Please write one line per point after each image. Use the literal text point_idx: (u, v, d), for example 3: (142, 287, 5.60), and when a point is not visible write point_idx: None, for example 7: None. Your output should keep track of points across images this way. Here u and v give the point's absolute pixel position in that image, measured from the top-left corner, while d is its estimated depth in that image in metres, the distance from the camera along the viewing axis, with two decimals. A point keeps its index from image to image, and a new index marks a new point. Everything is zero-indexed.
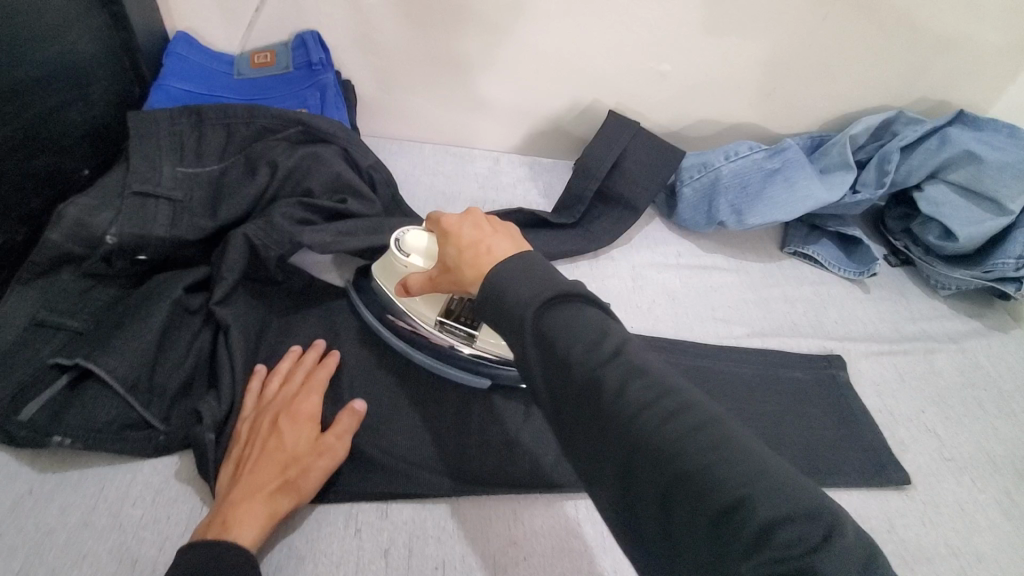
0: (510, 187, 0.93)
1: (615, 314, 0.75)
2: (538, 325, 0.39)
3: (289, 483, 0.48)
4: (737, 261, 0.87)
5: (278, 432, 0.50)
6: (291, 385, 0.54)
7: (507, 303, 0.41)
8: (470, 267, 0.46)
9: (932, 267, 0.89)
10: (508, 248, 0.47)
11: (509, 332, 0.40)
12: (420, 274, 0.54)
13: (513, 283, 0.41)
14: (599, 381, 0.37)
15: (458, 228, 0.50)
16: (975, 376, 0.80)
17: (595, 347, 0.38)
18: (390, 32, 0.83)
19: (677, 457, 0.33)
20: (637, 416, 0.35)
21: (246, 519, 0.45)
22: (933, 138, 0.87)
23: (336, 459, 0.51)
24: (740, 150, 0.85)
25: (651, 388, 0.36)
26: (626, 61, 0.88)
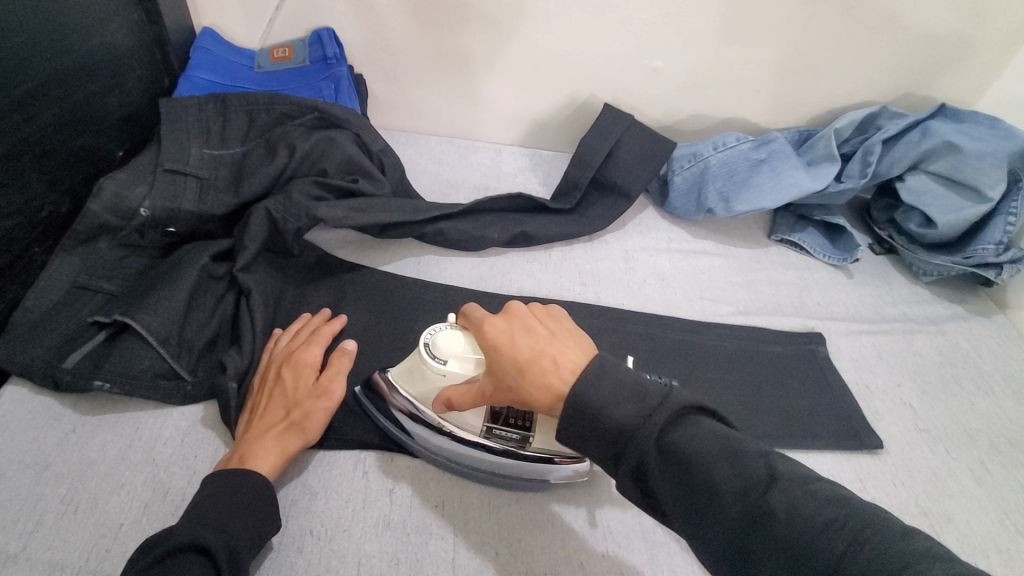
0: (512, 176, 0.98)
1: (608, 292, 0.80)
2: (647, 444, 0.42)
3: (292, 423, 0.53)
4: (726, 247, 0.91)
5: (282, 381, 0.55)
6: (297, 340, 0.59)
7: (608, 427, 0.44)
8: (536, 385, 0.47)
9: (914, 253, 0.93)
10: (573, 357, 0.49)
11: (620, 453, 0.43)
12: (470, 386, 0.53)
13: (597, 396, 0.44)
14: (701, 481, 0.41)
15: (511, 339, 0.50)
16: (954, 357, 0.83)
17: (690, 445, 0.42)
18: (399, 29, 0.89)
19: (782, 522, 0.38)
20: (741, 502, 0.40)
21: (258, 455, 0.50)
22: (914, 131, 0.92)
23: (334, 400, 0.55)
24: (729, 141, 0.90)
25: (729, 464, 0.41)
26: (621, 58, 0.93)
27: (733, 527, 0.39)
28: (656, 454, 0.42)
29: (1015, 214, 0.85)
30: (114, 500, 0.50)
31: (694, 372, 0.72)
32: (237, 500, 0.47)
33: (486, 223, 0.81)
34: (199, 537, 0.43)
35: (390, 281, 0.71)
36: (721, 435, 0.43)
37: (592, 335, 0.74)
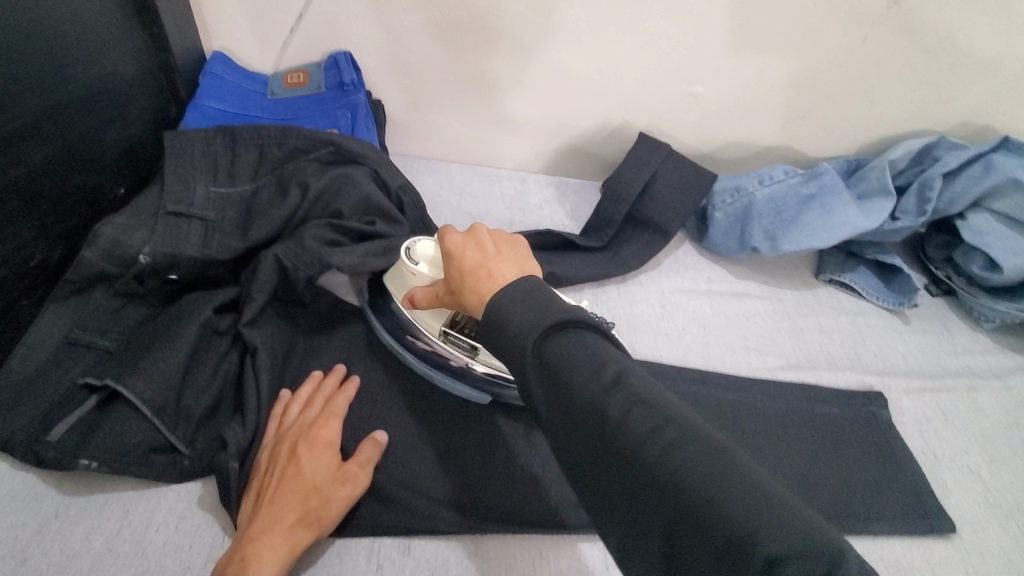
0: (537, 208, 0.92)
1: (644, 342, 0.74)
2: (526, 352, 0.39)
3: (310, 513, 0.47)
4: (771, 289, 0.84)
5: (298, 462, 0.49)
6: (310, 411, 0.54)
7: (506, 333, 0.40)
8: (471, 287, 0.46)
9: (975, 298, 0.85)
10: (511, 272, 0.46)
11: (506, 360, 0.40)
12: (427, 291, 0.54)
13: (520, 292, 0.42)
14: (574, 393, 0.36)
15: (462, 248, 0.49)
16: (1022, 417, 0.76)
17: (569, 356, 0.38)
18: (421, 53, 0.84)
19: (652, 468, 0.33)
20: (614, 427, 0.35)
21: (269, 553, 0.44)
22: (976, 164, 0.83)
23: (358, 488, 0.50)
24: (775, 174, 0.83)
25: (605, 386, 0.36)
26: (657, 83, 0.87)
27: (603, 459, 0.35)
28: (536, 360, 0.39)
29: None
30: None
31: (743, 438, 0.65)
32: None
33: None
34: None
35: None
36: (599, 348, 0.38)
37: None
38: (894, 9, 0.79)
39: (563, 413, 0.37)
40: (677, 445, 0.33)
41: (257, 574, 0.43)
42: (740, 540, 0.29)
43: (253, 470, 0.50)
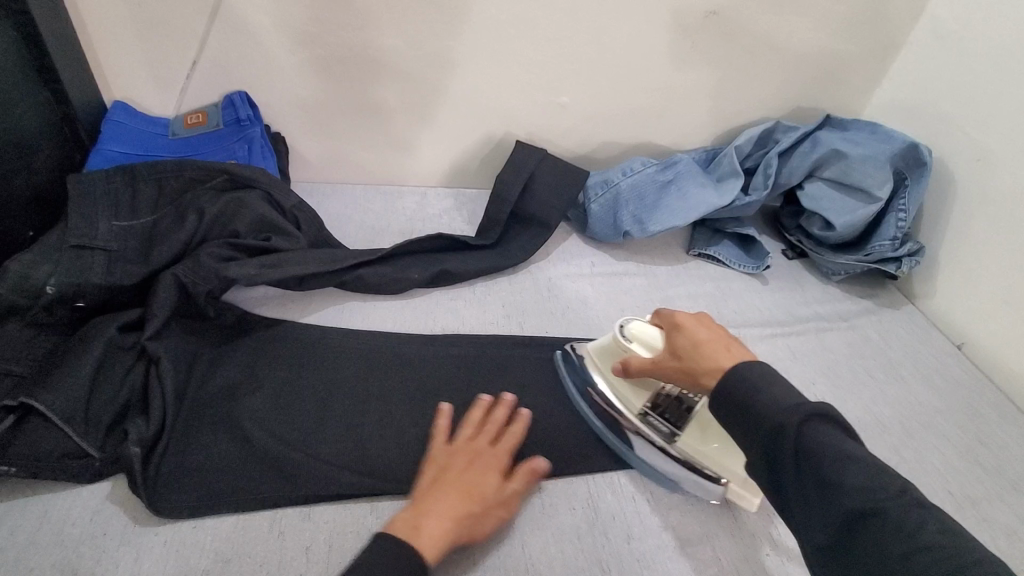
0: (437, 217, 1.02)
1: (532, 322, 0.83)
2: (784, 441, 0.45)
3: (472, 521, 0.55)
4: (647, 266, 0.95)
5: (477, 471, 0.57)
6: (506, 442, 0.61)
7: (755, 417, 0.47)
8: (709, 358, 0.54)
9: (822, 256, 0.98)
10: (743, 352, 0.55)
11: (756, 438, 0.47)
12: (643, 360, 0.63)
13: (748, 380, 0.49)
14: (824, 466, 0.43)
15: (697, 325, 0.58)
16: (866, 350, 0.87)
17: (823, 444, 0.44)
18: (312, 87, 0.92)
19: (888, 530, 0.40)
20: (851, 489, 0.42)
21: (433, 538, 0.51)
22: (805, 143, 0.98)
23: (508, 512, 0.58)
24: (635, 166, 0.96)
25: (862, 467, 0.43)
26: (531, 96, 0.98)
27: (828, 510, 0.43)
28: (781, 437, 0.45)
29: (904, 211, 0.91)
30: None
31: None
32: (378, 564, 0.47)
33: (407, 264, 0.82)
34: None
35: (311, 333, 0.72)
36: (845, 440, 0.45)
37: (517, 364, 0.75)
38: (713, 18, 0.93)
39: (803, 478, 0.44)
40: (928, 517, 0.40)
41: (422, 545, 0.50)
42: None
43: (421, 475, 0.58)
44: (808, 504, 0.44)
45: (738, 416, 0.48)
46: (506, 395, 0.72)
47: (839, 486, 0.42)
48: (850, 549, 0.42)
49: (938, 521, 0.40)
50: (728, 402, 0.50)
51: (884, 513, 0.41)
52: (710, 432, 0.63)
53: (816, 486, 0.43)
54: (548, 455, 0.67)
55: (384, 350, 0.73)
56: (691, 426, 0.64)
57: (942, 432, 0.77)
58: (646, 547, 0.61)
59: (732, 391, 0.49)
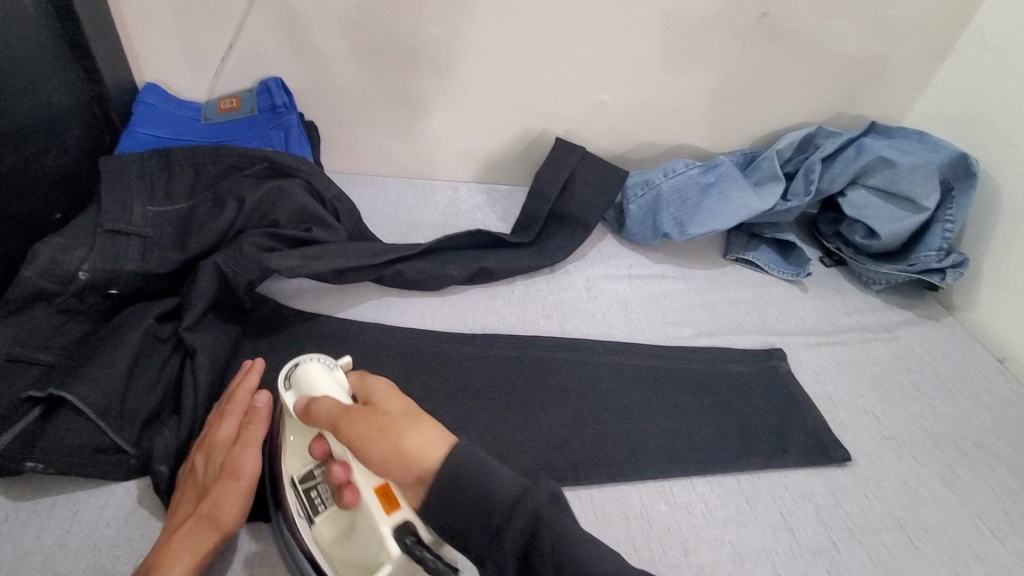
0: (470, 213, 0.99)
1: (572, 323, 0.80)
2: (508, 513, 0.44)
3: (204, 516, 0.49)
4: (685, 269, 0.93)
5: (197, 471, 0.52)
6: (234, 405, 0.55)
7: (473, 496, 0.44)
8: (400, 441, 0.46)
9: (863, 264, 0.96)
10: (433, 434, 0.47)
11: (474, 518, 0.44)
12: (328, 409, 0.50)
13: (478, 457, 0.46)
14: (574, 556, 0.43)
15: (385, 398, 0.50)
16: (911, 362, 0.84)
17: (561, 525, 0.44)
18: (349, 76, 0.90)
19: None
20: (550, 554, 0.43)
21: (168, 558, 0.47)
22: (850, 148, 0.95)
23: (250, 478, 0.52)
24: (677, 167, 0.94)
25: (563, 539, 0.43)
26: (571, 94, 0.96)
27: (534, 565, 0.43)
28: (531, 529, 0.44)
29: (951, 222, 0.89)
30: None
31: (661, 398, 0.72)
32: None
33: (446, 260, 0.80)
34: None
35: (351, 329, 0.70)
36: (555, 522, 0.44)
37: (562, 366, 0.73)
38: (764, 19, 0.91)
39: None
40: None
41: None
42: None
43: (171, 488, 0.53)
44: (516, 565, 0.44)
45: (478, 509, 0.44)
46: (552, 399, 0.69)
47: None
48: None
49: None
50: (457, 486, 0.44)
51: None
52: (349, 550, 0.50)
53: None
54: (596, 461, 0.64)
55: (426, 349, 0.71)
56: (334, 519, 0.52)
57: (992, 449, 0.75)
58: (704, 563, 0.59)
59: (466, 470, 0.45)
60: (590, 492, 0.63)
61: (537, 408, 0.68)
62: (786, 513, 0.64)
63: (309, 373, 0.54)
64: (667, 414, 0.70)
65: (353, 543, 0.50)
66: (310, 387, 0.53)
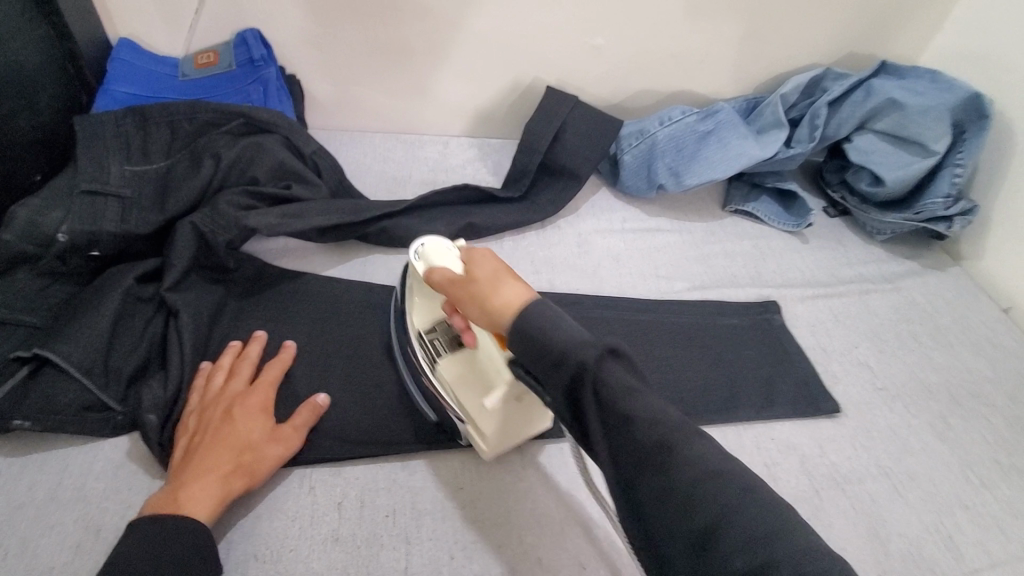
0: (459, 167, 0.97)
1: (561, 278, 0.79)
2: (573, 373, 0.41)
3: (241, 467, 0.52)
4: (680, 222, 0.90)
5: (234, 421, 0.54)
6: (269, 376, 0.59)
7: (545, 354, 0.43)
8: (494, 295, 0.48)
9: (866, 214, 0.92)
10: (518, 292, 0.48)
11: (542, 370, 0.43)
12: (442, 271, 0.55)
13: (546, 308, 0.45)
14: (631, 419, 0.40)
15: (482, 261, 0.52)
16: (911, 313, 0.82)
17: (619, 385, 0.41)
18: (331, 26, 0.86)
19: (688, 503, 0.38)
20: (637, 421, 0.40)
21: (200, 499, 0.49)
22: (858, 91, 0.91)
23: (289, 444, 0.55)
24: (673, 114, 0.90)
25: (643, 414, 0.40)
26: (563, 39, 0.92)
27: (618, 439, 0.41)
28: (580, 381, 0.41)
29: (961, 166, 0.85)
30: (43, 542, 0.49)
31: (649, 352, 0.71)
32: (148, 550, 0.45)
33: (433, 217, 0.79)
34: None
35: (335, 287, 0.70)
36: (625, 388, 0.41)
37: None
38: None
39: (625, 444, 0.40)
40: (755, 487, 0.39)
41: (193, 514, 0.48)
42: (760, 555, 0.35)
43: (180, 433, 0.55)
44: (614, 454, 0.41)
45: (532, 353, 0.44)
46: None
47: (645, 442, 0.40)
48: (655, 525, 0.39)
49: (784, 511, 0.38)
50: (522, 337, 0.44)
51: (676, 453, 0.39)
52: (467, 382, 0.56)
53: (630, 436, 0.40)
54: None
55: None
56: (457, 359, 0.57)
57: (991, 401, 0.73)
58: None
59: (530, 324, 0.44)
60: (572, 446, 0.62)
61: None
62: (769, 463, 0.64)
63: (431, 249, 0.59)
64: (654, 370, 0.69)
65: (478, 379, 0.55)
66: (430, 260, 0.58)
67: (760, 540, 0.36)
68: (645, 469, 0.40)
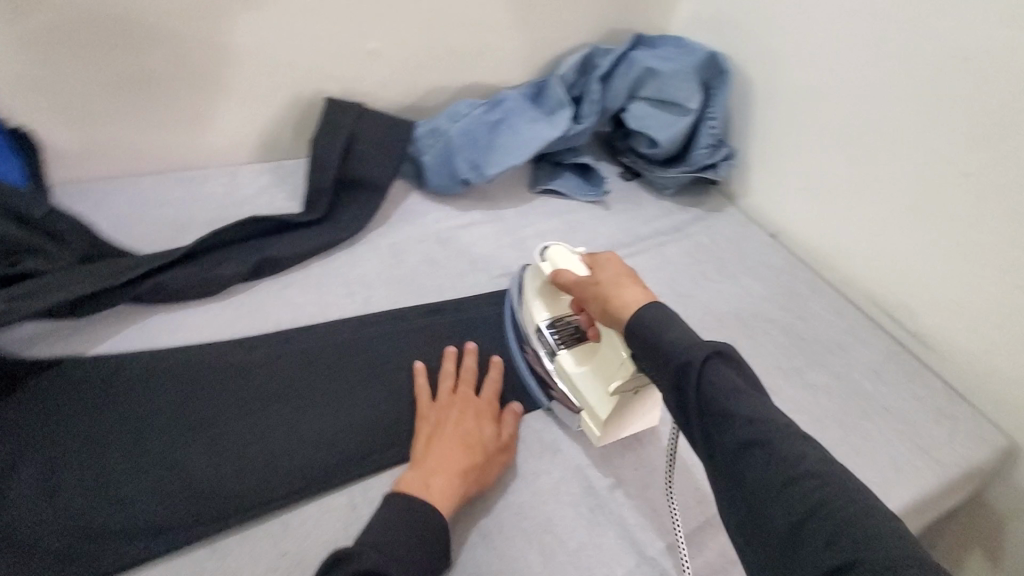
0: (253, 198, 0.89)
1: (379, 294, 0.76)
2: (687, 370, 0.48)
3: (475, 458, 0.57)
4: (493, 212, 0.92)
5: (459, 419, 0.60)
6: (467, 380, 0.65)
7: (674, 345, 0.50)
8: (614, 296, 0.57)
9: (653, 173, 1.02)
10: (638, 294, 0.56)
11: (657, 367, 0.50)
12: (570, 275, 0.64)
13: (660, 312, 0.52)
14: (729, 416, 0.46)
15: (602, 267, 0.61)
16: (701, 255, 0.93)
17: (725, 382, 0.47)
18: (47, 62, 0.73)
19: (780, 500, 0.43)
20: (738, 421, 0.46)
21: (442, 491, 0.54)
22: (622, 64, 0.99)
23: (511, 454, 0.61)
24: (461, 109, 0.91)
25: (737, 419, 0.46)
26: (335, 47, 0.88)
27: (726, 437, 0.46)
28: (683, 378, 0.48)
29: (714, 118, 0.96)
30: None
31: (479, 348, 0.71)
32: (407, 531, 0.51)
33: (220, 260, 0.72)
34: (371, 562, 0.47)
35: (109, 365, 0.61)
36: (727, 382, 0.47)
37: (368, 343, 0.68)
38: None
39: (717, 439, 0.46)
40: (850, 489, 0.42)
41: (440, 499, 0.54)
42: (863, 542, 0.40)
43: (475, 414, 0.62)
44: (722, 450, 0.46)
45: (649, 350, 0.51)
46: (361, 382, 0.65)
47: (744, 440, 0.45)
48: (755, 515, 0.44)
49: (876, 512, 0.41)
50: (651, 331, 0.51)
51: (783, 450, 0.44)
52: (594, 370, 0.63)
53: (723, 429, 0.46)
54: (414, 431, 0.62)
55: (206, 365, 0.63)
56: (573, 355, 0.65)
57: (770, 316, 0.85)
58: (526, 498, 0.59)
59: (646, 320, 0.52)
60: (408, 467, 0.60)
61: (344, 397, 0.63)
62: None
63: (557, 254, 0.67)
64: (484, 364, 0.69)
65: (602, 367, 0.62)
66: (556, 264, 0.67)
67: (865, 537, 0.40)
68: (743, 465, 0.45)
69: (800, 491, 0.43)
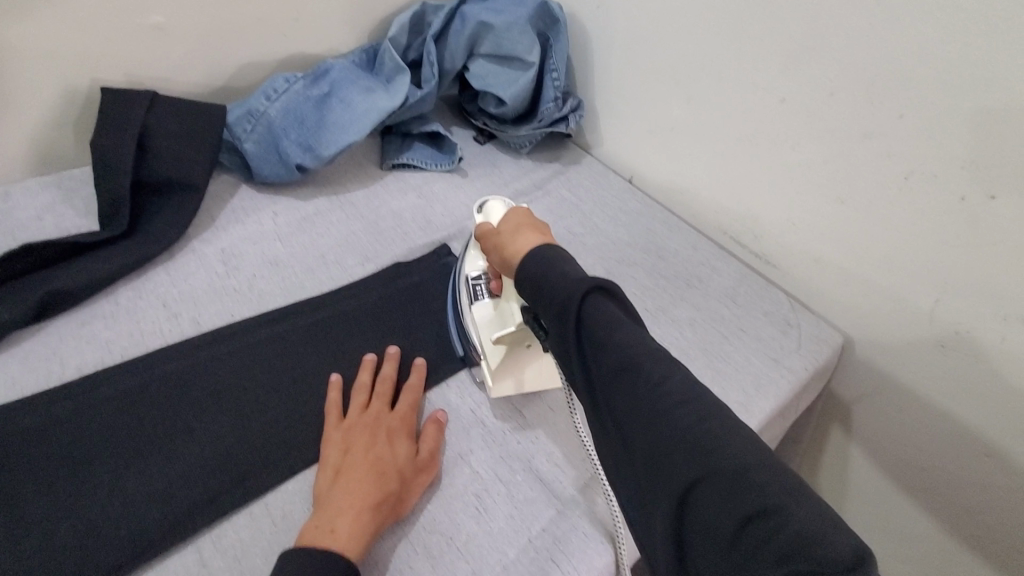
0: (34, 219, 0.73)
1: (211, 310, 0.66)
2: (572, 309, 0.45)
3: (390, 476, 0.51)
4: (338, 196, 0.84)
5: (371, 438, 0.54)
6: (384, 391, 0.59)
7: (560, 281, 0.47)
8: (511, 242, 0.55)
9: (506, 133, 0.98)
10: (534, 240, 0.54)
11: (542, 301, 0.48)
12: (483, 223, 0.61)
13: (551, 250, 0.50)
14: (609, 351, 0.43)
15: (507, 218, 0.59)
16: (563, 211, 0.92)
17: (604, 318, 0.44)
18: None
19: (656, 444, 0.40)
20: (618, 357, 0.43)
21: (352, 523, 0.48)
22: (456, 20, 0.93)
23: (433, 471, 0.55)
24: (279, 85, 0.80)
25: (617, 355, 0.43)
26: (105, 27, 0.72)
27: (606, 380, 0.44)
28: (571, 321, 0.45)
29: (556, 70, 0.93)
30: None
31: (342, 350, 0.63)
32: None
33: None
34: None
35: None
36: (613, 321, 0.44)
37: (204, 369, 0.59)
38: None
39: (606, 384, 0.44)
40: (731, 425, 0.39)
41: (347, 536, 0.47)
42: (734, 497, 0.36)
43: (388, 425, 0.56)
44: (606, 393, 0.44)
45: (535, 289, 0.48)
46: (199, 415, 0.56)
47: (619, 374, 0.43)
48: (635, 468, 0.41)
49: (755, 453, 0.38)
50: (538, 271, 0.49)
51: (663, 391, 0.41)
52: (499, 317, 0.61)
53: (611, 376, 0.43)
54: (269, 458, 0.54)
55: None
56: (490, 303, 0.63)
57: (634, 261, 0.87)
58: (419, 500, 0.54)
59: (536, 261, 0.49)
60: (266, 499, 0.53)
61: (179, 437, 0.54)
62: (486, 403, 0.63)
63: (493, 206, 0.65)
64: (348, 365, 0.62)
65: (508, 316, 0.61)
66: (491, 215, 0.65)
67: (735, 492, 0.36)
68: (619, 399, 0.43)
69: (669, 431, 0.40)
